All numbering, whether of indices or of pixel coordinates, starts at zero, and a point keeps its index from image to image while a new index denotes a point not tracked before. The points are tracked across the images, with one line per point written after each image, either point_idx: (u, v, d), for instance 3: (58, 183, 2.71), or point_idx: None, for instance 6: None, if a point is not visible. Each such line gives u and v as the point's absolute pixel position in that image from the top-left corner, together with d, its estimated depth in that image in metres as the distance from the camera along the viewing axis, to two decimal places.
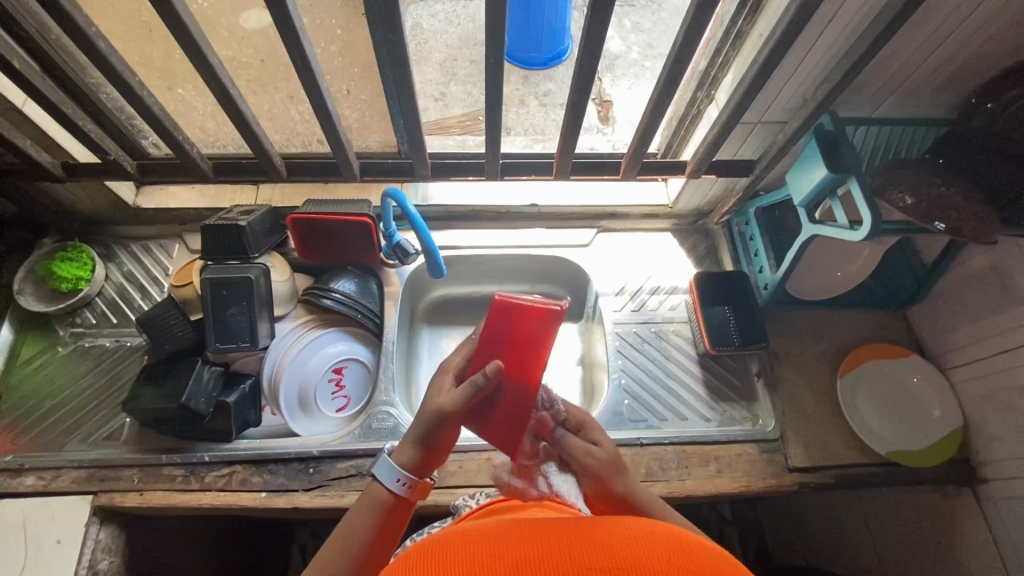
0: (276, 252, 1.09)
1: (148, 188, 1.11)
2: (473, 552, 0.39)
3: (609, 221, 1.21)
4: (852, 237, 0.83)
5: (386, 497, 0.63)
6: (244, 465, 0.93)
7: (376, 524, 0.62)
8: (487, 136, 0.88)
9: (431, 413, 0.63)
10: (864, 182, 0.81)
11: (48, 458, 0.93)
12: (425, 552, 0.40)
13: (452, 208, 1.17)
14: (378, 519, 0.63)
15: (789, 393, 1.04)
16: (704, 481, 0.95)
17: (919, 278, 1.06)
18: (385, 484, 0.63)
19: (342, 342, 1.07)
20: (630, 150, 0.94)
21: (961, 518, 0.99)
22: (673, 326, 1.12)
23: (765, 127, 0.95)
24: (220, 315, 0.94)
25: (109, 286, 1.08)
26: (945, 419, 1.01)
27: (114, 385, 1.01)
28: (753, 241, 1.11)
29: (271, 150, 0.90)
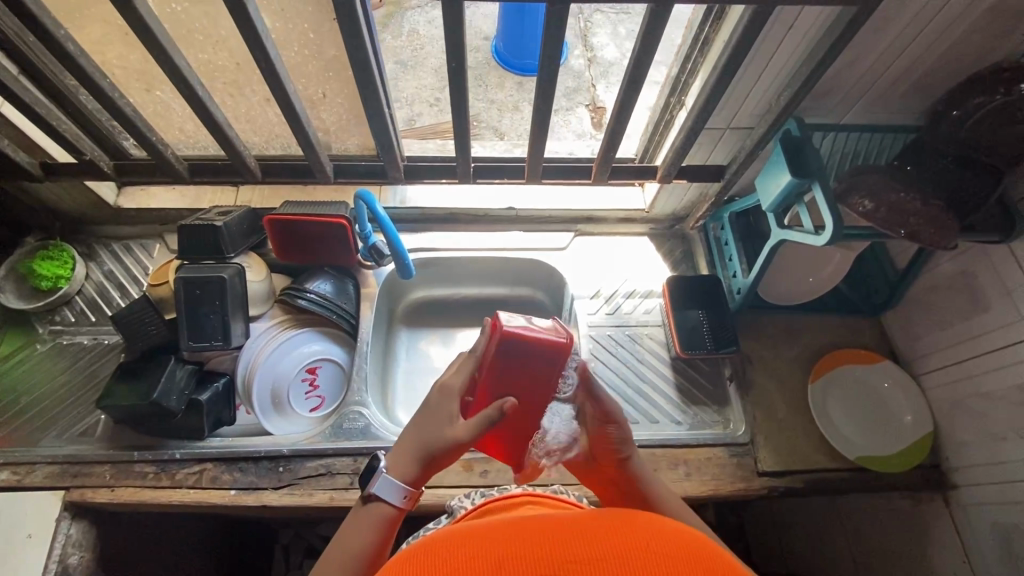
0: (253, 253, 1.10)
1: (129, 189, 1.14)
2: (454, 554, 0.40)
3: (585, 225, 1.22)
4: (817, 241, 0.84)
5: (386, 513, 0.64)
6: (215, 463, 0.94)
7: (375, 538, 0.63)
8: (456, 139, 0.89)
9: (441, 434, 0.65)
10: (827, 187, 0.82)
11: (22, 453, 0.94)
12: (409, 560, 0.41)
13: (430, 211, 1.19)
14: (379, 534, 0.63)
15: (761, 397, 1.04)
16: (673, 484, 0.96)
17: (891, 284, 1.06)
18: (387, 498, 0.64)
19: (317, 342, 1.08)
20: (600, 154, 0.94)
21: (932, 524, 0.99)
22: (647, 329, 1.13)
23: (734, 132, 0.96)
24: (194, 314, 0.95)
25: (89, 285, 1.10)
26: (917, 425, 1.01)
27: (91, 382, 1.02)
28: (728, 246, 1.11)
29: (244, 151, 0.92)
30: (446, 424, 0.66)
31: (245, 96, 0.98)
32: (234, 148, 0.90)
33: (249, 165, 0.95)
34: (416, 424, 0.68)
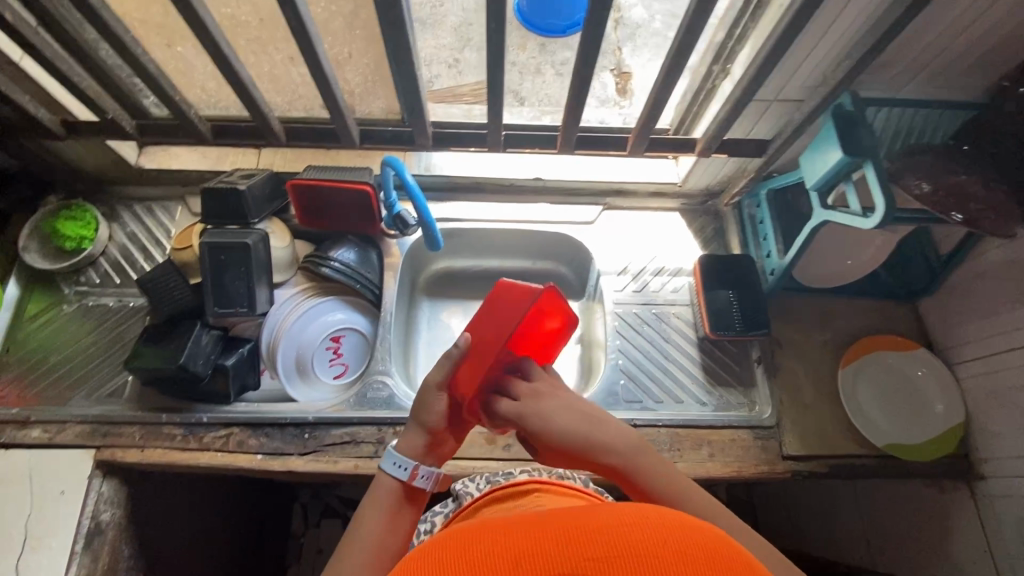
0: (276, 218, 1.08)
1: (148, 148, 1.11)
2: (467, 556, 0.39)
3: (614, 198, 1.18)
4: (864, 224, 0.80)
5: (398, 486, 0.69)
6: (242, 427, 0.95)
7: (391, 512, 0.67)
8: (488, 105, 0.85)
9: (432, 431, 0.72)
10: (880, 167, 0.78)
11: (53, 412, 0.95)
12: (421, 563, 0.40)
13: (455, 179, 1.15)
14: (388, 511, 0.67)
15: (789, 381, 1.02)
16: (697, 464, 0.95)
17: (933, 270, 1.02)
18: (395, 474, 0.69)
19: (341, 311, 1.07)
20: (639, 124, 0.90)
21: (955, 512, 0.99)
22: (674, 308, 1.10)
23: (781, 104, 0.91)
24: (219, 279, 0.94)
25: (112, 246, 1.09)
26: (947, 415, 0.99)
27: (117, 343, 1.03)
28: (763, 225, 1.07)
29: (269, 113, 0.89)
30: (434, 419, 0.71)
31: (271, 55, 0.94)
32: (259, 110, 0.87)
33: (274, 129, 0.92)
34: (415, 413, 0.73)
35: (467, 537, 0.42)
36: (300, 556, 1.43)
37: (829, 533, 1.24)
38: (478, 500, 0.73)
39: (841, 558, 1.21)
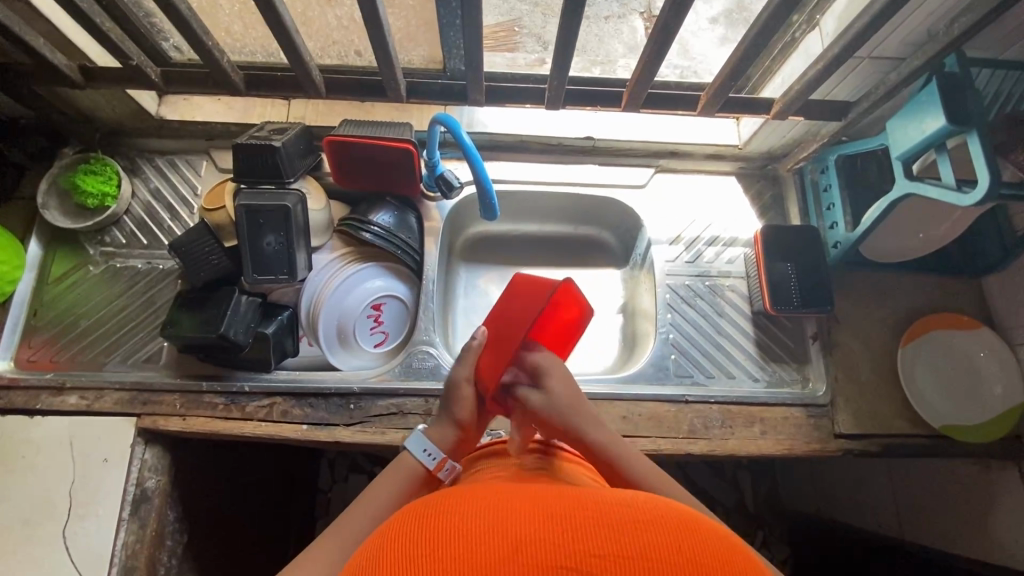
0: (310, 176, 1.02)
1: (169, 98, 1.03)
2: (478, 525, 0.39)
3: (669, 160, 1.11)
4: (959, 201, 0.74)
5: (420, 473, 0.69)
6: (284, 397, 0.92)
7: (404, 494, 0.67)
8: (555, 57, 0.77)
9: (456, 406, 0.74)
10: (986, 138, 0.71)
11: (89, 378, 0.92)
12: (436, 521, 0.41)
13: (500, 137, 1.07)
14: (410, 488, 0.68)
15: (844, 358, 0.99)
16: (748, 441, 0.93)
17: (1007, 246, 0.96)
18: (416, 454, 0.70)
19: (381, 277, 1.02)
20: (716, 83, 0.82)
21: (1001, 492, 0.98)
22: (728, 280, 1.06)
23: (872, 63, 0.83)
24: (257, 244, 0.88)
25: (136, 204, 1.03)
26: (1006, 398, 0.95)
27: (149, 308, 0.98)
28: (829, 193, 1.01)
29: (309, 61, 0.81)
30: (459, 399, 0.74)
31: None
32: (299, 57, 0.78)
33: (314, 80, 0.84)
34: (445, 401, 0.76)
35: (474, 509, 0.42)
36: (328, 512, 1.48)
37: (859, 503, 1.25)
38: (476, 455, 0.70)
39: (870, 527, 1.22)
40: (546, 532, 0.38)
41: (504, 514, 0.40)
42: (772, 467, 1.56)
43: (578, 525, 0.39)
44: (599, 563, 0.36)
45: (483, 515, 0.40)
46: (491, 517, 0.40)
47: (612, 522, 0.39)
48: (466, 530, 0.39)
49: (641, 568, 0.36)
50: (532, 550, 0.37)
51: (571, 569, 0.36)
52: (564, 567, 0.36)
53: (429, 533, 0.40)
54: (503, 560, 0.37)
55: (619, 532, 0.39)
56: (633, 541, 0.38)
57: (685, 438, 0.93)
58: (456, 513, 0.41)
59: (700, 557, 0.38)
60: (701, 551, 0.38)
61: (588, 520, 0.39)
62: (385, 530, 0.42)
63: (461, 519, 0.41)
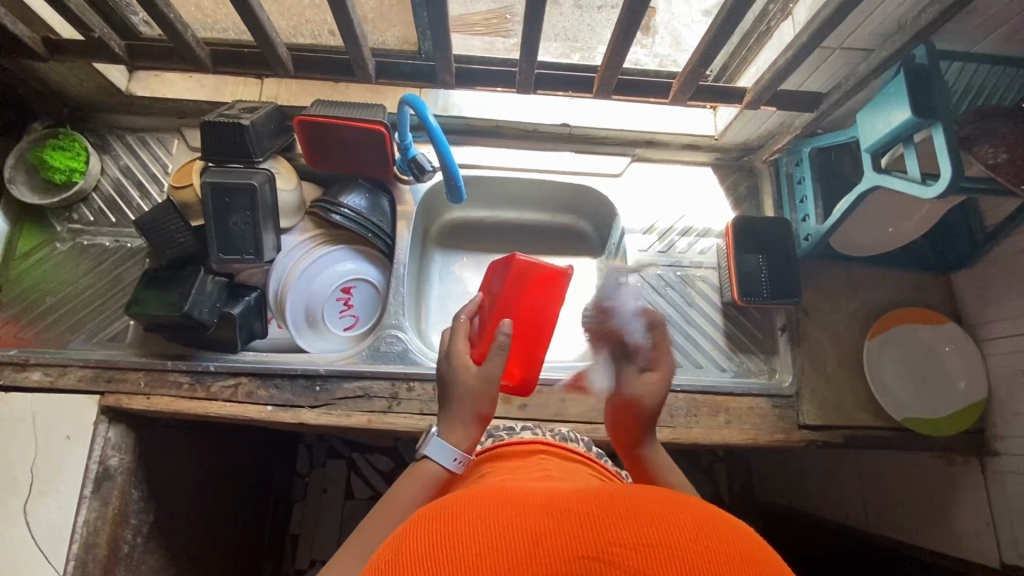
0: (282, 157, 1.01)
1: (139, 74, 1.01)
2: (490, 523, 0.38)
3: (645, 149, 1.11)
4: (922, 192, 0.74)
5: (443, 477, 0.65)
6: (249, 377, 0.92)
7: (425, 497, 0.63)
8: (523, 41, 0.77)
9: (474, 398, 0.66)
10: (951, 131, 0.71)
11: (53, 355, 0.92)
12: (445, 520, 0.39)
13: (475, 122, 1.07)
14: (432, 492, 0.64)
15: (811, 350, 1.00)
16: (713, 430, 0.94)
17: (976, 242, 0.97)
18: (441, 462, 0.65)
19: (351, 261, 1.02)
20: (685, 71, 0.82)
21: (961, 485, 0.99)
22: (699, 271, 1.06)
23: (844, 54, 0.82)
24: (223, 223, 0.88)
25: (105, 181, 1.02)
26: (969, 392, 0.96)
27: (117, 286, 0.98)
28: (802, 185, 1.01)
29: (275, 38, 0.80)
30: (479, 394, 0.66)
31: None
32: (263, 34, 0.77)
33: (281, 58, 0.83)
34: (458, 399, 0.67)
35: (484, 507, 0.40)
36: (305, 496, 1.48)
37: (828, 495, 1.26)
38: (477, 458, 0.68)
39: (839, 519, 1.23)
40: (564, 527, 0.37)
41: (519, 513, 0.39)
42: (747, 459, 1.57)
43: (595, 518, 0.38)
44: (618, 552, 0.35)
45: (497, 514, 0.39)
46: (503, 516, 0.39)
47: (627, 514, 0.38)
48: (478, 527, 0.38)
49: (661, 555, 0.35)
50: (551, 544, 0.36)
51: (591, 560, 0.35)
52: (584, 558, 0.35)
53: (441, 529, 0.38)
54: (521, 554, 0.35)
55: (637, 523, 0.37)
56: (652, 529, 0.36)
57: None
58: (468, 511, 0.40)
59: (720, 541, 0.36)
60: (718, 535, 0.37)
61: (604, 515, 0.38)
62: (395, 535, 0.41)
63: (474, 517, 0.39)
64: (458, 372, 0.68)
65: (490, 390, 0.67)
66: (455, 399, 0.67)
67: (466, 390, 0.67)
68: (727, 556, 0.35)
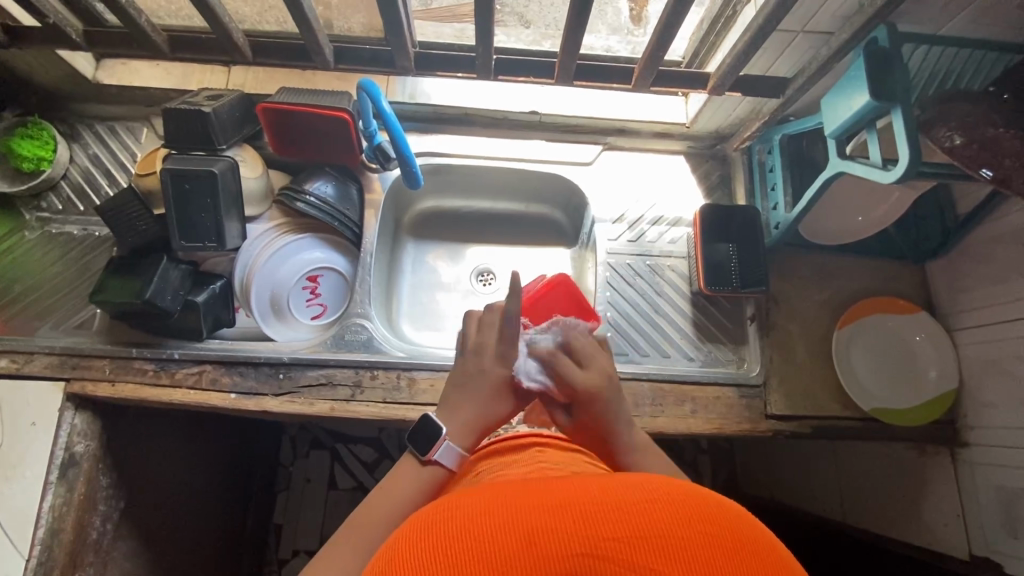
0: (248, 145, 1.01)
1: (106, 61, 1.01)
2: (479, 526, 0.37)
3: (616, 137, 1.10)
4: (883, 178, 0.73)
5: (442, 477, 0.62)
6: (214, 365, 0.93)
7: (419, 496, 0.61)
8: (478, 26, 0.77)
9: (501, 410, 0.64)
10: (910, 115, 0.70)
11: (20, 342, 0.92)
12: (432, 530, 0.38)
13: (444, 110, 1.06)
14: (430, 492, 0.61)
15: (780, 340, 0.99)
16: (678, 420, 0.93)
17: (947, 230, 0.95)
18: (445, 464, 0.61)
19: (319, 250, 1.03)
20: (646, 54, 0.82)
21: (933, 476, 0.98)
22: (669, 260, 1.06)
23: (807, 37, 0.81)
24: (184, 210, 0.88)
25: (74, 170, 1.03)
26: (939, 382, 0.95)
27: (85, 274, 0.99)
28: (773, 173, 1.00)
29: (229, 24, 0.80)
30: (499, 405, 0.64)
31: None
32: (217, 20, 0.78)
33: (237, 44, 0.84)
34: (474, 402, 0.63)
35: (471, 508, 0.39)
36: (288, 486, 1.49)
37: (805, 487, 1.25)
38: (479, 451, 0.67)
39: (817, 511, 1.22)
40: (557, 521, 0.36)
41: (509, 508, 0.38)
42: (731, 452, 1.56)
43: (586, 509, 0.37)
44: (611, 546, 0.34)
45: (489, 512, 0.38)
46: (492, 516, 0.38)
47: (618, 501, 0.37)
48: (465, 534, 0.37)
49: (654, 546, 0.34)
50: (544, 541, 0.35)
51: (586, 556, 0.34)
52: (578, 554, 0.34)
53: (433, 536, 0.37)
54: (516, 556, 0.35)
55: (631, 512, 0.36)
56: (643, 518, 0.36)
57: None
58: (457, 512, 0.39)
59: (710, 525, 0.36)
60: (713, 520, 0.36)
61: (596, 503, 0.37)
62: (386, 549, 0.40)
63: (467, 521, 0.38)
64: (490, 364, 0.64)
65: (514, 401, 0.64)
66: (477, 392, 0.64)
67: (490, 387, 0.63)
68: (717, 541, 0.35)
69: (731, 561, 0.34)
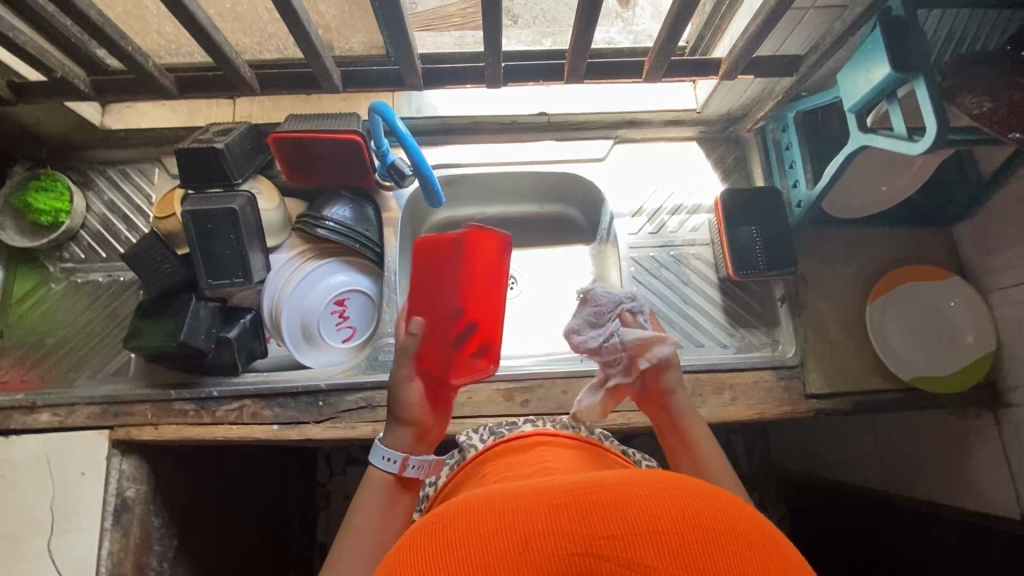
0: (262, 175, 1.01)
1: (112, 106, 1.01)
2: (473, 525, 0.36)
3: (627, 130, 1.09)
4: (909, 150, 0.72)
5: (385, 480, 0.68)
6: (253, 399, 0.93)
7: (376, 502, 0.67)
8: (487, 36, 0.76)
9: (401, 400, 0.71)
10: (933, 84, 0.69)
11: (60, 395, 0.93)
12: (424, 533, 0.37)
13: (452, 120, 1.05)
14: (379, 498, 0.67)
15: (813, 318, 0.98)
16: (719, 409, 0.93)
17: (973, 192, 0.94)
18: (380, 465, 0.69)
19: (343, 273, 1.03)
20: (656, 47, 0.81)
21: (978, 441, 0.96)
22: (693, 249, 1.05)
23: (817, 13, 0.80)
24: (208, 249, 0.88)
25: (92, 218, 1.03)
26: (977, 346, 0.94)
27: (115, 321, 0.99)
28: (790, 151, 0.99)
29: (236, 59, 0.80)
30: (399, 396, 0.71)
31: None
32: (222, 55, 0.78)
33: (244, 77, 0.84)
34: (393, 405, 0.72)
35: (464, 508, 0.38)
36: (329, 504, 1.50)
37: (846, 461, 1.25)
38: (473, 456, 0.65)
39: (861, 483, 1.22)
40: (555, 519, 0.35)
41: (503, 505, 0.37)
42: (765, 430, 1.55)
43: (585, 505, 0.35)
44: (608, 544, 0.33)
45: (480, 510, 0.37)
46: (484, 514, 0.36)
47: (614, 498, 0.36)
48: (457, 533, 0.35)
49: (649, 541, 0.33)
50: (540, 542, 0.34)
51: (584, 555, 0.33)
52: (575, 554, 0.33)
53: (426, 542, 0.36)
54: (510, 554, 0.33)
55: (630, 509, 0.35)
56: (641, 513, 0.34)
57: None
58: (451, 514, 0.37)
59: (711, 521, 0.34)
60: (715, 513, 0.35)
61: (592, 500, 0.36)
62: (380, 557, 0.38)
63: (455, 520, 0.36)
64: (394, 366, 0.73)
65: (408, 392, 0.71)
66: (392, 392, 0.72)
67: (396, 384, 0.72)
68: (717, 536, 0.34)
69: (732, 556, 0.33)
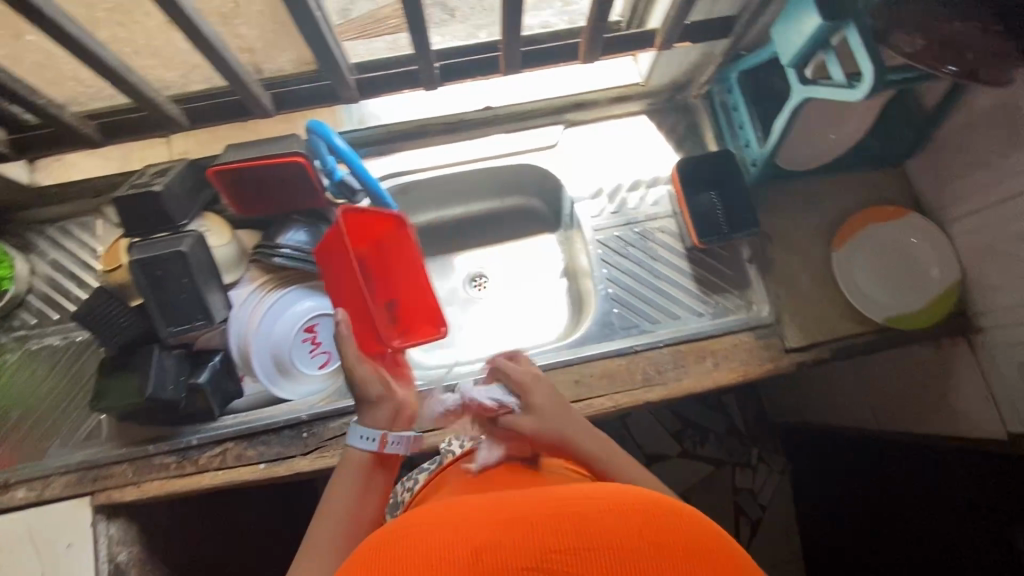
0: (209, 211, 0.97)
1: (40, 161, 0.97)
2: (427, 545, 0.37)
3: (574, 113, 1.08)
4: (852, 96, 0.73)
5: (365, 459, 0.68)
6: (236, 441, 0.91)
7: (359, 480, 0.66)
8: (414, 39, 0.74)
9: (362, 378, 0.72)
10: (864, 28, 0.69)
11: (33, 468, 0.89)
12: (379, 552, 0.38)
13: (397, 127, 1.03)
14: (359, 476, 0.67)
15: (781, 274, 0.99)
16: (703, 377, 0.93)
17: (918, 128, 0.95)
18: (360, 444, 0.68)
19: (309, 298, 0.99)
20: (588, 27, 0.80)
21: (958, 369, 0.98)
22: (656, 223, 1.05)
23: None
24: (163, 297, 0.85)
25: (37, 280, 0.99)
26: (942, 278, 0.96)
27: (78, 383, 0.96)
28: (738, 111, 0.99)
29: (157, 97, 0.77)
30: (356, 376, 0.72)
31: (129, 22, 0.74)
32: (144, 95, 0.75)
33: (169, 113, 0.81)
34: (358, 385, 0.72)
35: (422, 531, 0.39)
36: None
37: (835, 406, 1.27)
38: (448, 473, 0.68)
39: None
40: (510, 536, 0.37)
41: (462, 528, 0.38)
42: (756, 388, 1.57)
43: (540, 524, 0.37)
44: (557, 559, 0.35)
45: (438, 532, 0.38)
46: (441, 537, 0.38)
47: (573, 517, 0.38)
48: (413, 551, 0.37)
49: (599, 557, 0.35)
50: (490, 557, 0.35)
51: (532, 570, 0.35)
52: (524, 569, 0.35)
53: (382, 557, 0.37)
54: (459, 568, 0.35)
55: (582, 526, 0.37)
56: (594, 531, 0.36)
57: (642, 387, 0.93)
58: (409, 535, 0.39)
59: (667, 536, 0.37)
60: (664, 529, 0.37)
61: (546, 521, 0.38)
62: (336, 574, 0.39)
63: (412, 542, 0.38)
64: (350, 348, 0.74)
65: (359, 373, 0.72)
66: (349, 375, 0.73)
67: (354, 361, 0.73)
68: (669, 551, 0.36)
69: (683, 568, 0.35)
